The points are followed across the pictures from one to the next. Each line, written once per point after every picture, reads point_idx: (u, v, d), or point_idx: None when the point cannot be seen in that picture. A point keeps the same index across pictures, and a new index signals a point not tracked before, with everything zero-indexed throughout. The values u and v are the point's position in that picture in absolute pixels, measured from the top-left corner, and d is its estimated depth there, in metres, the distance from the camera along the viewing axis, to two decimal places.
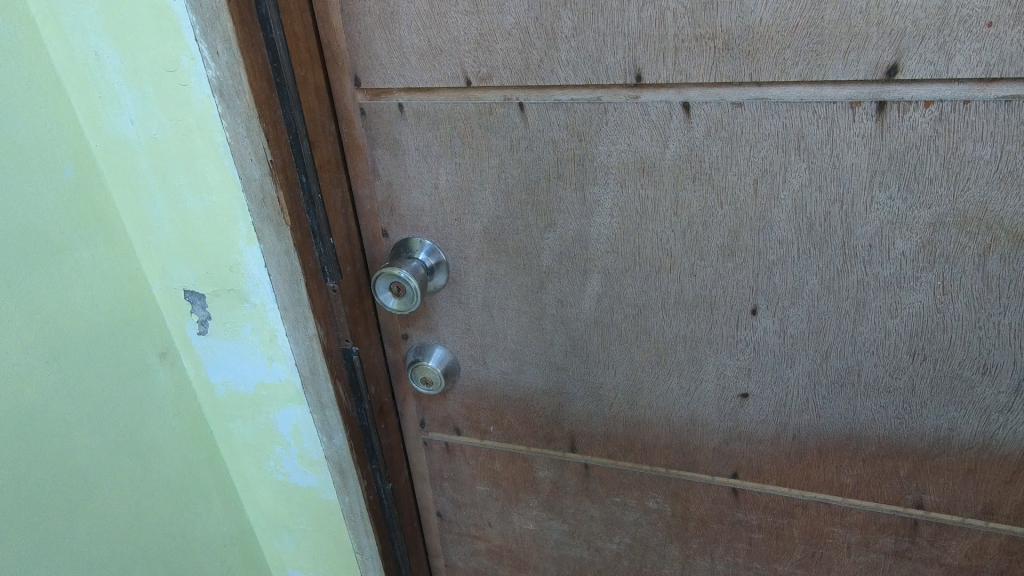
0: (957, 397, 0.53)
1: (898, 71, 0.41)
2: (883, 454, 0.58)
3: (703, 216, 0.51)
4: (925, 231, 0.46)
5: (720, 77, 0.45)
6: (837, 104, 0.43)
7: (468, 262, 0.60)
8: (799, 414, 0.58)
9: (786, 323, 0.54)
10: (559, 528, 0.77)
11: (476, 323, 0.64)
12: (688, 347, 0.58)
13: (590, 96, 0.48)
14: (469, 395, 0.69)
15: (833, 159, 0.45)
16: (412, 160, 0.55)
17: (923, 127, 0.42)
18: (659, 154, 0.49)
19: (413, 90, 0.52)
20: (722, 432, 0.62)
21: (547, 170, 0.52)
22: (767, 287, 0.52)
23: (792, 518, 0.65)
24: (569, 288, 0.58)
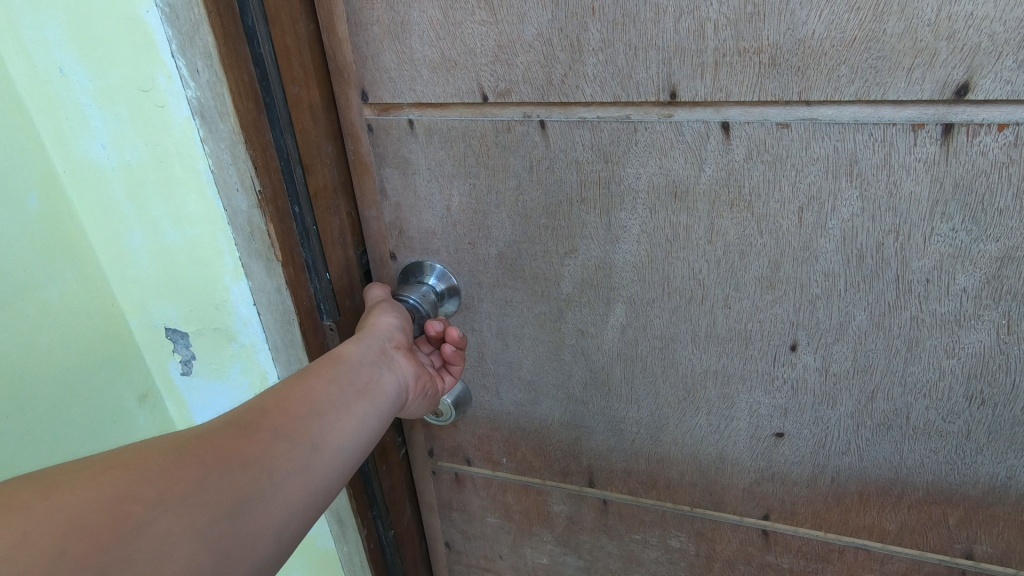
0: (1017, 443, 0.48)
1: (969, 90, 0.37)
2: (931, 501, 0.53)
3: (740, 245, 0.46)
4: (990, 267, 0.42)
5: (765, 95, 0.40)
6: (897, 126, 0.39)
7: (481, 288, 0.56)
8: (839, 456, 0.54)
9: (829, 361, 0.49)
10: (575, 564, 0.73)
11: (490, 352, 0.59)
12: (718, 383, 0.53)
13: (618, 114, 0.44)
14: (481, 425, 0.65)
15: (890, 186, 0.41)
16: (422, 179, 0.51)
17: (995, 153, 0.38)
18: (694, 178, 0.45)
19: (424, 106, 0.48)
20: (753, 472, 0.58)
21: (570, 193, 0.48)
22: (808, 322, 0.48)
23: (827, 563, 0.61)
24: (591, 318, 0.54)
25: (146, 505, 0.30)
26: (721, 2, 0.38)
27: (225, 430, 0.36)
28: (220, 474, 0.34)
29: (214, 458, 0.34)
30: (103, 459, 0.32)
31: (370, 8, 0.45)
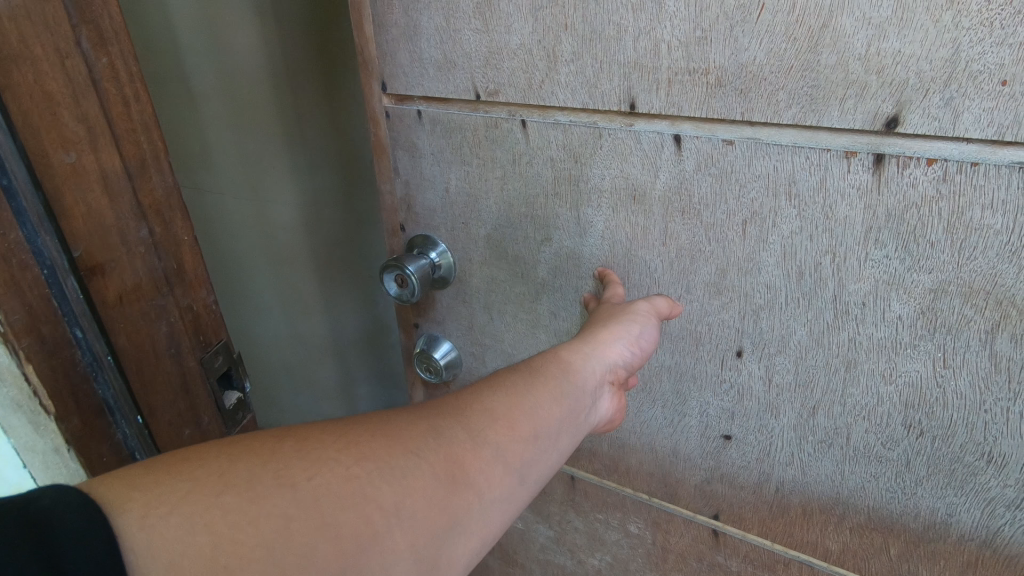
0: (957, 481, 0.48)
1: (899, 124, 0.38)
2: (873, 527, 0.54)
3: (691, 249, 0.50)
4: (924, 297, 0.43)
5: (712, 113, 0.44)
6: (831, 152, 0.41)
7: (472, 264, 0.63)
8: (783, 466, 0.56)
9: (772, 370, 0.51)
10: (546, 534, 0.79)
11: (478, 323, 0.66)
12: (672, 378, 0.57)
13: (586, 119, 0.49)
14: None
15: (826, 209, 0.43)
16: (428, 163, 0.59)
17: (925, 186, 0.39)
18: (650, 184, 0.49)
19: (431, 99, 0.55)
20: (704, 470, 0.61)
21: (545, 186, 0.54)
22: (752, 330, 0.50)
23: (773, 573, 0.62)
24: (561, 303, 0.59)
25: (358, 509, 0.31)
26: (673, 25, 0.42)
27: (455, 440, 0.35)
28: (440, 488, 0.34)
29: (437, 472, 0.34)
30: (323, 444, 0.33)
31: (391, 13, 0.53)
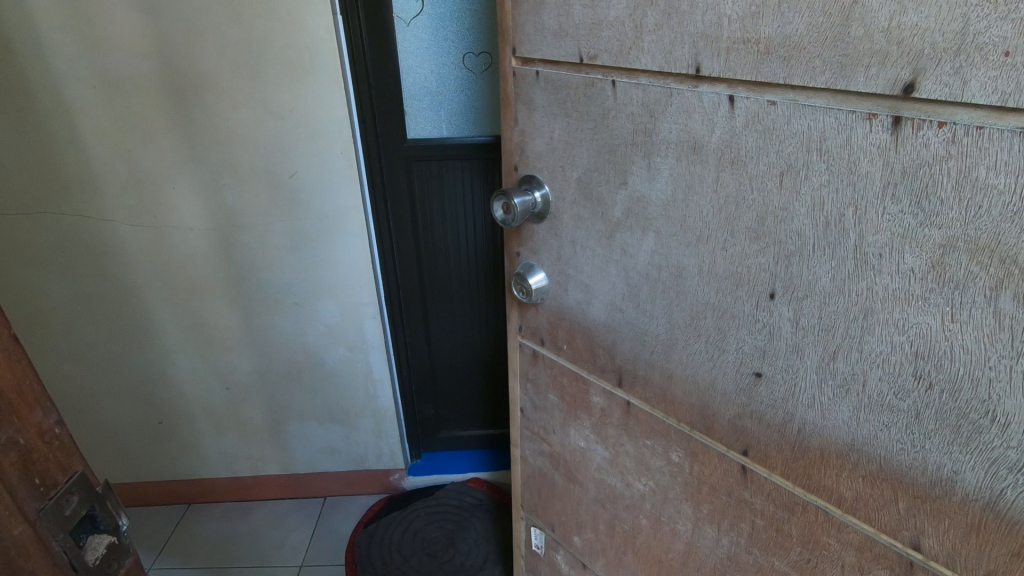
0: (962, 438, 0.51)
1: (915, 89, 0.44)
2: (884, 477, 0.58)
3: (737, 196, 0.58)
4: (935, 251, 0.47)
5: (761, 77, 0.52)
6: (856, 114, 0.48)
7: (564, 203, 0.76)
8: (805, 407, 0.62)
9: (800, 314, 0.58)
10: (601, 455, 0.91)
11: (565, 255, 0.80)
12: (715, 315, 0.65)
13: (661, 81, 0.60)
14: (553, 314, 0.86)
15: (851, 164, 0.49)
16: (539, 114, 0.74)
17: (936, 146, 0.44)
18: (707, 136, 0.58)
19: (548, 62, 0.70)
20: (737, 405, 0.68)
21: (626, 137, 0.65)
22: (784, 274, 0.57)
23: (792, 514, 0.68)
24: (630, 240, 0.70)
25: None
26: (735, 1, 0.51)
27: None
28: None
29: None
30: None
31: None
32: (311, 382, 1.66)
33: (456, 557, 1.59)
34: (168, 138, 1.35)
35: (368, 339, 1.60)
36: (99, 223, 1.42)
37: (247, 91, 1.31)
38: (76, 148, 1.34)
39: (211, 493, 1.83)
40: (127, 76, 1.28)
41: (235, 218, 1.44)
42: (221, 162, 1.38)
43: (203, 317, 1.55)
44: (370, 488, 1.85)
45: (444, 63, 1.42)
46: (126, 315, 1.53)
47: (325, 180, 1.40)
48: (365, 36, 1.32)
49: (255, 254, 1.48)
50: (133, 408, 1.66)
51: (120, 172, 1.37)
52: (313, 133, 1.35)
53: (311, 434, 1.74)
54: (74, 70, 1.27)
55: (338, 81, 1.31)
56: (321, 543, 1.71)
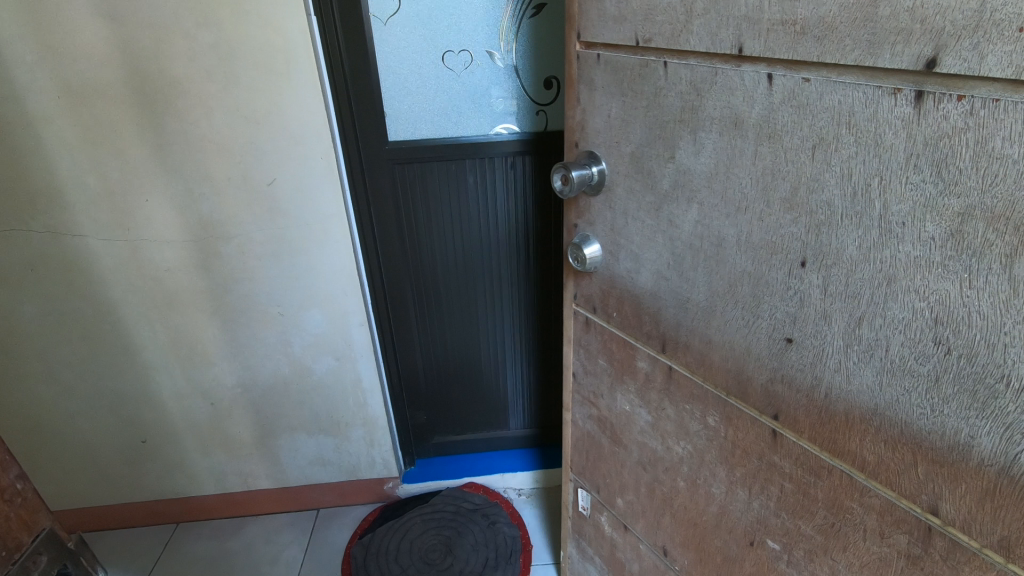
0: (979, 403, 0.53)
1: (937, 65, 0.47)
2: (905, 442, 0.61)
3: (773, 169, 0.62)
4: (953, 220, 0.50)
5: (797, 55, 0.57)
6: (883, 90, 0.51)
7: (618, 177, 0.83)
8: (831, 373, 0.65)
9: (828, 281, 0.62)
10: (644, 418, 0.96)
11: (617, 226, 0.86)
12: (750, 283, 0.70)
13: (708, 61, 0.65)
14: (605, 282, 0.93)
15: (877, 137, 0.53)
16: (599, 94, 0.80)
17: (956, 118, 0.48)
18: (748, 112, 0.63)
19: (608, 46, 0.77)
20: (769, 371, 0.72)
21: (674, 115, 0.71)
22: (815, 242, 0.61)
23: (818, 479, 0.71)
24: (676, 212, 0.76)
25: None
26: None
27: None
28: None
29: None
30: None
31: None
32: (299, 395, 1.57)
33: (456, 565, 1.55)
34: (144, 152, 1.25)
35: (356, 346, 1.52)
36: (72, 238, 1.32)
37: (221, 96, 1.21)
38: (42, 158, 1.23)
39: (199, 511, 1.73)
40: (92, 79, 1.17)
41: (216, 226, 1.33)
42: (195, 172, 1.27)
43: (183, 333, 1.45)
44: (363, 498, 1.77)
45: (420, 62, 1.31)
46: (101, 335, 1.43)
47: (304, 184, 1.31)
48: (342, 42, 1.24)
49: (236, 264, 1.38)
50: (113, 431, 1.56)
51: (89, 181, 1.26)
52: (292, 138, 1.26)
53: (302, 446, 1.65)
54: (35, 75, 1.16)
55: (314, 83, 1.21)
56: (317, 556, 1.62)
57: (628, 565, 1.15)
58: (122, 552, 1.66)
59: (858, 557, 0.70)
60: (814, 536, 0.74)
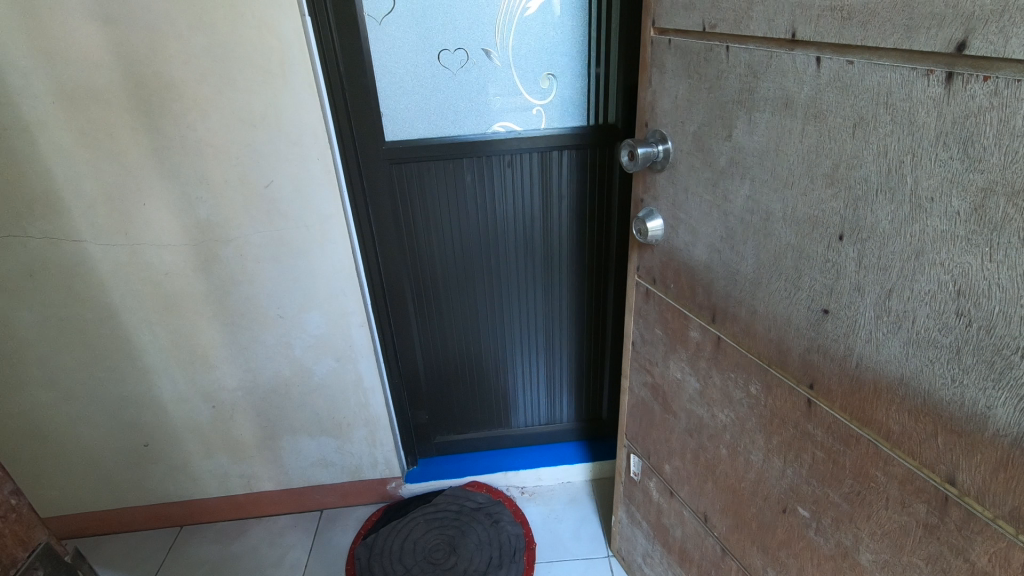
0: (996, 374, 0.55)
1: (966, 48, 0.51)
2: (927, 411, 0.63)
3: (818, 146, 0.67)
4: (977, 195, 0.53)
5: (843, 39, 0.61)
6: (918, 71, 0.55)
7: (681, 154, 0.89)
8: (863, 342, 0.68)
9: (863, 254, 0.65)
10: (693, 385, 1.02)
11: (678, 201, 0.93)
12: (794, 256, 0.74)
13: (766, 45, 0.70)
14: (666, 255, 1.00)
15: (911, 116, 0.57)
16: (669, 77, 0.88)
17: (981, 97, 0.51)
18: (798, 93, 0.67)
19: (680, 31, 0.84)
20: (807, 340, 0.76)
21: (733, 96, 0.76)
22: (852, 216, 0.65)
23: (847, 448, 0.74)
24: (731, 187, 0.81)
25: None
26: None
27: None
28: None
29: None
30: None
31: None
32: (300, 397, 1.58)
33: (459, 564, 1.58)
34: (144, 156, 1.23)
35: (358, 347, 1.52)
36: (71, 244, 1.31)
37: (218, 97, 1.19)
38: (37, 162, 1.22)
39: (200, 514, 1.76)
40: (90, 85, 1.16)
41: (219, 229, 1.33)
42: (192, 174, 1.26)
43: (186, 334, 1.45)
44: (365, 498, 1.79)
45: (415, 61, 1.29)
46: (104, 340, 1.44)
47: (303, 186, 1.29)
48: (337, 41, 1.21)
49: (235, 266, 1.37)
50: (114, 433, 1.57)
51: (87, 188, 1.25)
52: (291, 140, 1.24)
53: (304, 447, 1.67)
54: (29, 80, 1.14)
55: (310, 85, 1.19)
56: (321, 557, 1.65)
57: (673, 530, 1.22)
58: (128, 555, 1.69)
59: (880, 527, 0.72)
60: (841, 504, 0.77)
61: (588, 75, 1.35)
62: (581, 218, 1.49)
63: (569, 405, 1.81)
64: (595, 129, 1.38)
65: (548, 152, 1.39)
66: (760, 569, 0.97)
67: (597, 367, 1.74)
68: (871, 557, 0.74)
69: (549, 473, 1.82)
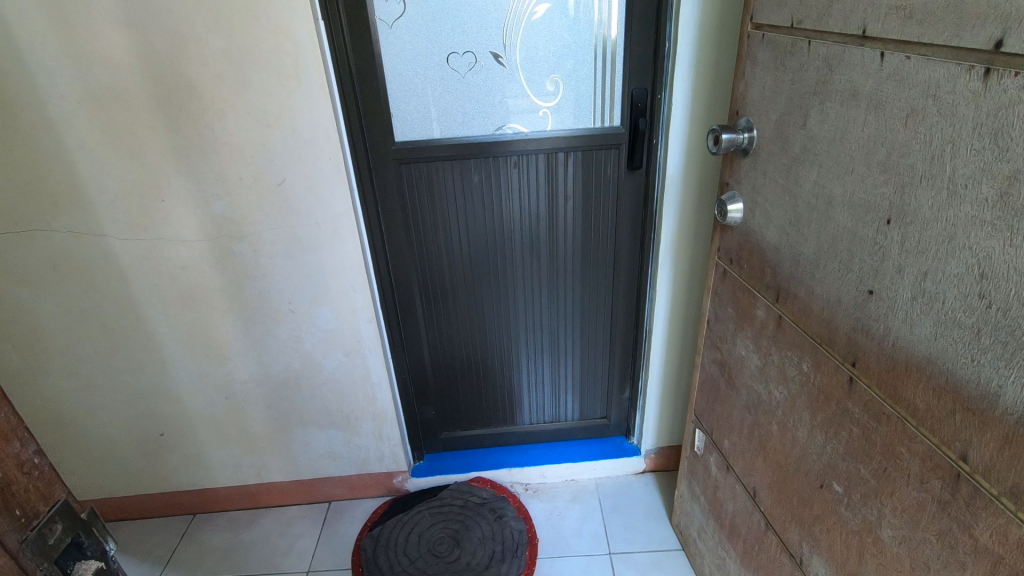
0: (1008, 354, 0.59)
1: (1003, 45, 0.55)
2: (948, 390, 0.67)
3: (875, 135, 0.72)
4: (1004, 183, 0.57)
5: (904, 36, 0.66)
6: (962, 66, 0.60)
7: (763, 141, 0.96)
8: (899, 322, 0.73)
9: (905, 238, 0.70)
10: (755, 362, 1.07)
11: (755, 186, 1.00)
12: (848, 238, 0.79)
13: (840, 40, 0.76)
14: (742, 237, 1.06)
15: (953, 108, 0.61)
16: (759, 69, 0.95)
17: (1011, 91, 0.55)
18: (864, 85, 0.73)
19: (772, 27, 0.91)
20: (852, 320, 0.81)
21: (810, 87, 0.82)
22: (899, 201, 0.70)
23: (879, 424, 0.78)
24: (802, 172, 0.87)
25: None
26: None
27: None
28: None
29: None
30: None
31: None
32: (310, 389, 1.63)
33: (463, 557, 1.62)
34: (164, 155, 1.28)
35: (365, 341, 1.57)
36: (94, 238, 1.36)
37: (235, 100, 1.23)
38: (63, 160, 1.26)
39: (215, 502, 1.82)
40: (115, 87, 1.20)
41: (237, 225, 1.37)
42: (210, 172, 1.30)
43: (201, 327, 1.50)
44: (373, 491, 1.85)
45: (425, 64, 1.32)
46: (123, 331, 1.49)
47: (316, 184, 1.34)
48: (350, 43, 1.26)
49: (249, 262, 1.42)
50: (132, 423, 1.63)
51: (109, 184, 1.30)
52: (305, 140, 1.29)
53: (315, 439, 1.72)
54: (56, 82, 1.18)
55: (323, 84, 1.23)
56: (328, 547, 1.71)
57: (726, 504, 1.28)
58: (141, 540, 1.76)
59: (901, 503, 0.76)
60: (870, 480, 0.81)
61: (595, 77, 1.37)
62: (586, 216, 1.53)
63: (574, 400, 1.85)
64: (601, 131, 1.42)
65: (553, 153, 1.43)
66: (796, 544, 1.02)
67: (599, 363, 1.79)
68: (892, 533, 0.78)
69: (552, 470, 1.87)
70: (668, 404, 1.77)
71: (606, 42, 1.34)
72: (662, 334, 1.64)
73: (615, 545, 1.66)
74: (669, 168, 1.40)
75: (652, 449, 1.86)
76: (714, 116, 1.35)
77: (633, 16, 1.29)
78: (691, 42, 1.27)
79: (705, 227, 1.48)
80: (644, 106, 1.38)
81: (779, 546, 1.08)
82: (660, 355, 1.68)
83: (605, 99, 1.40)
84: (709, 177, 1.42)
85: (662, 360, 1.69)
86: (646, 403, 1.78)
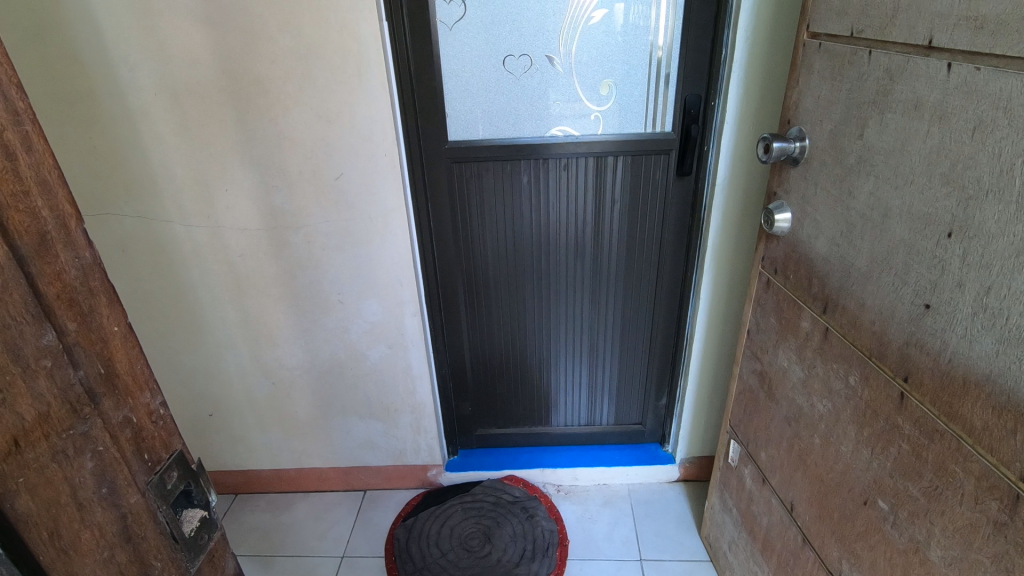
0: None
1: None
2: (1010, 409, 0.65)
3: (939, 147, 0.71)
4: None
5: (974, 48, 0.65)
6: None
7: (816, 151, 0.94)
8: (958, 338, 0.71)
9: (967, 252, 0.68)
10: (798, 374, 1.06)
11: (806, 195, 0.98)
12: (904, 251, 0.78)
13: (904, 51, 0.75)
14: (789, 247, 1.05)
15: None
16: (814, 79, 0.94)
17: None
18: (928, 96, 0.71)
19: (831, 36, 0.90)
20: (906, 334, 0.79)
21: (869, 97, 0.81)
22: (962, 215, 0.69)
23: (932, 442, 0.76)
24: (857, 183, 0.85)
25: None
26: None
27: None
28: None
29: None
30: None
31: None
32: (352, 379, 1.68)
33: (494, 552, 1.65)
34: (230, 148, 1.34)
35: (409, 335, 1.61)
36: (160, 223, 1.44)
37: (300, 97, 1.29)
38: (137, 149, 1.34)
39: (256, 483, 1.89)
40: (189, 81, 1.27)
41: (293, 216, 1.43)
42: (271, 165, 1.36)
43: (252, 314, 1.57)
44: (407, 482, 1.89)
45: (481, 66, 1.35)
46: (179, 312, 1.57)
47: (369, 180, 1.39)
48: (410, 44, 1.30)
49: (302, 253, 1.48)
50: (184, 401, 1.71)
51: (177, 173, 1.37)
52: (362, 136, 1.33)
53: (355, 428, 1.77)
54: (136, 75, 1.27)
55: (383, 84, 1.28)
56: (363, 533, 1.76)
57: (760, 517, 1.26)
58: None
59: (952, 523, 0.74)
60: (918, 498, 0.80)
61: (649, 82, 1.38)
62: (630, 221, 1.53)
63: (608, 405, 1.85)
64: (650, 137, 1.42)
65: (602, 157, 1.44)
66: (835, 561, 1.00)
67: (637, 368, 1.78)
68: (941, 553, 0.76)
69: (585, 473, 1.87)
70: (704, 415, 1.75)
71: (658, 49, 1.34)
72: (702, 343, 1.63)
73: (646, 552, 1.65)
74: (719, 175, 1.39)
75: (686, 458, 1.85)
76: (768, 124, 1.33)
77: (690, 22, 1.29)
78: (748, 49, 1.26)
79: (752, 236, 1.46)
80: (696, 112, 1.38)
81: (816, 562, 1.06)
82: (698, 364, 1.66)
83: (658, 104, 1.40)
84: (758, 186, 1.40)
85: (701, 370, 1.67)
86: (682, 411, 1.76)
